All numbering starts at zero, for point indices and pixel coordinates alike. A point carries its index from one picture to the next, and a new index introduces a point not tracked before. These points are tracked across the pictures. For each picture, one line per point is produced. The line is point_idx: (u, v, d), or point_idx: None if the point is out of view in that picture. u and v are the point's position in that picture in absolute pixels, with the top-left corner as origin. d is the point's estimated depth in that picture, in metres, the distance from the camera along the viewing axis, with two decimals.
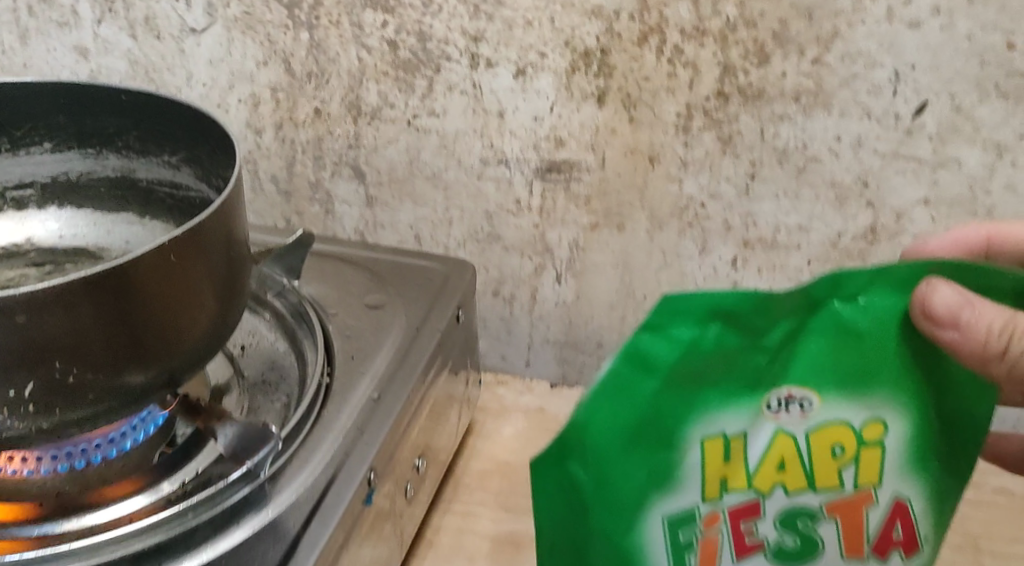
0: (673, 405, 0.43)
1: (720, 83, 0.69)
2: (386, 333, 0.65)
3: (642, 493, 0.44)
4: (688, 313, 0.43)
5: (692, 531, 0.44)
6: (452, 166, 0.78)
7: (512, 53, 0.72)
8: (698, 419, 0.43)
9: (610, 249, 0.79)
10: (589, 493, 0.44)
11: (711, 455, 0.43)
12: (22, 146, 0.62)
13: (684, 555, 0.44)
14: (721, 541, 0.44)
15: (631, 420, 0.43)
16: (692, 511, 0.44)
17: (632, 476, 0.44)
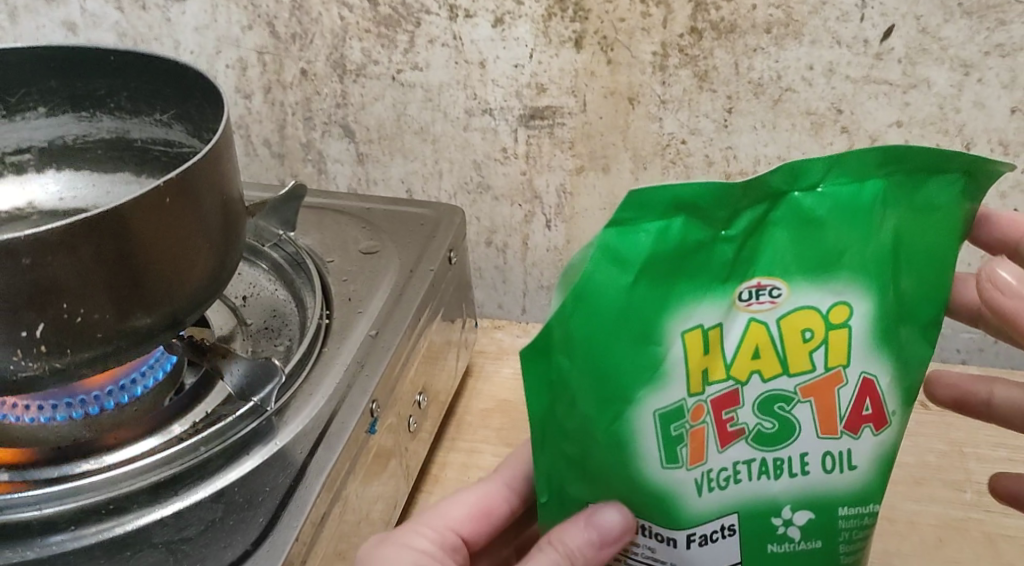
0: (650, 301, 0.44)
1: (693, 19, 0.71)
2: (381, 276, 0.67)
3: (627, 390, 0.45)
4: (655, 208, 0.43)
5: (681, 425, 0.45)
6: (438, 119, 0.80)
7: (490, 3, 0.74)
8: (675, 313, 0.44)
9: (597, 191, 0.80)
10: (576, 392, 0.45)
11: (689, 348, 0.44)
12: (18, 113, 0.64)
13: (674, 448, 0.46)
14: (706, 432, 0.46)
15: (610, 319, 0.44)
16: (678, 404, 0.45)
17: (616, 374, 0.44)
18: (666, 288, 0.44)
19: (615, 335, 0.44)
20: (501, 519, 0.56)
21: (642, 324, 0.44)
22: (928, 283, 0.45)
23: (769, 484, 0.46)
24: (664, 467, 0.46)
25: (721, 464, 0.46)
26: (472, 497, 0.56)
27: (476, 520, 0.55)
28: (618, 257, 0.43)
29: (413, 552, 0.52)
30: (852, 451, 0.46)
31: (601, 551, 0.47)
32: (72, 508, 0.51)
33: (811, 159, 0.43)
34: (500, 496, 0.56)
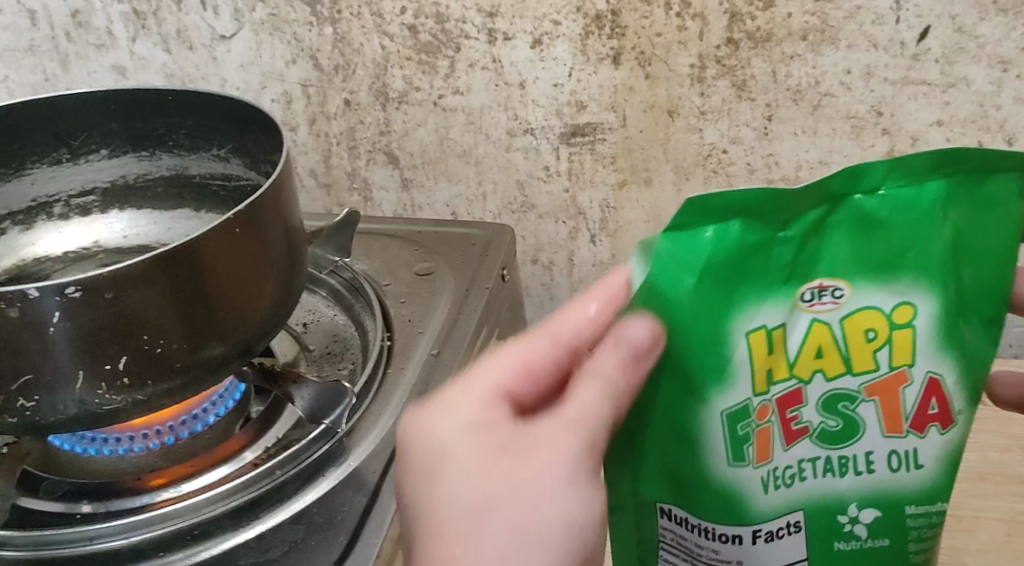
0: (712, 304, 0.45)
1: (729, 30, 0.72)
2: (437, 296, 0.69)
3: (689, 391, 0.46)
4: (715, 214, 0.44)
5: (748, 425, 0.46)
6: (481, 141, 0.81)
7: (527, 25, 0.75)
8: (737, 315, 0.45)
9: (641, 205, 0.82)
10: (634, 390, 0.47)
11: (754, 348, 0.46)
12: (82, 155, 0.67)
13: (740, 447, 0.47)
14: (771, 430, 0.47)
15: (676, 322, 0.45)
16: (744, 403, 0.46)
17: (680, 374, 0.46)
18: (729, 290, 0.45)
19: (676, 337, 0.45)
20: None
21: (703, 327, 0.45)
22: (992, 276, 0.46)
23: (835, 481, 0.47)
24: (730, 465, 0.47)
25: (786, 461, 0.47)
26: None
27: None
28: (679, 260, 0.44)
29: (461, 414, 0.47)
30: (918, 450, 0.47)
31: (635, 368, 0.45)
32: (157, 535, 0.53)
33: (871, 161, 0.44)
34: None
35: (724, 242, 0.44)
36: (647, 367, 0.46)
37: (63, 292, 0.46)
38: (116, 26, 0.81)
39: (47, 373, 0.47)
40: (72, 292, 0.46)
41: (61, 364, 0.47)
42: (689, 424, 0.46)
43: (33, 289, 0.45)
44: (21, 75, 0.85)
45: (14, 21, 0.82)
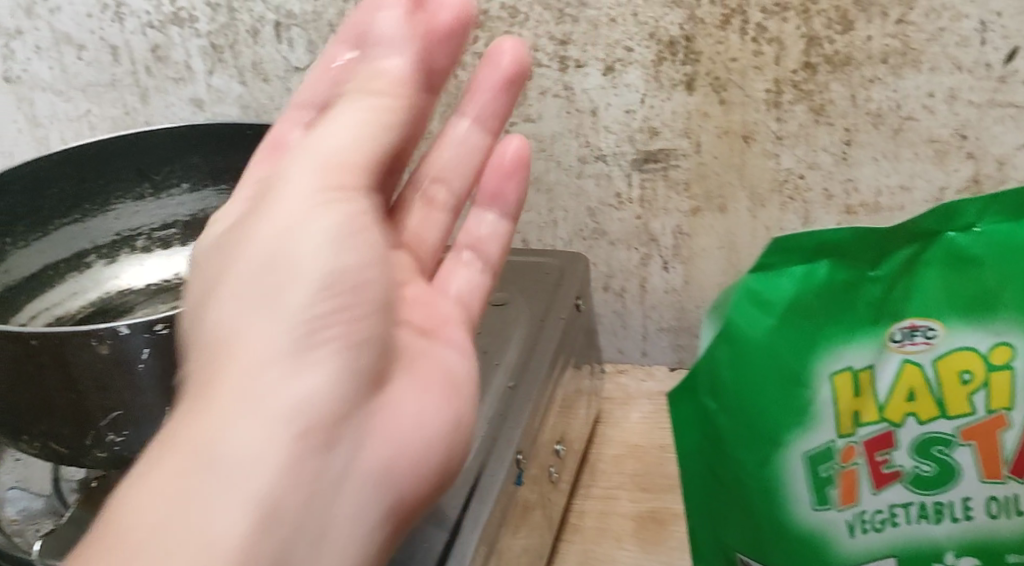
0: (794, 342, 0.54)
1: (807, 54, 0.71)
2: (512, 331, 0.70)
3: (775, 428, 0.55)
4: (802, 256, 0.54)
5: (831, 466, 0.55)
6: (553, 168, 0.81)
7: (600, 52, 0.75)
8: (824, 356, 0.54)
9: (715, 230, 0.80)
10: (723, 430, 0.57)
11: (842, 387, 0.54)
12: (164, 190, 0.70)
13: (824, 487, 0.55)
14: (858, 472, 0.54)
15: (761, 358, 0.55)
16: (827, 444, 0.55)
17: (767, 408, 0.55)
18: (817, 328, 0.54)
19: (763, 371, 0.55)
20: (500, 179, 0.66)
21: (782, 364, 0.55)
22: None
23: (930, 527, 0.54)
24: (815, 506, 0.55)
25: (877, 505, 0.54)
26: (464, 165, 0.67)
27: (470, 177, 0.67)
28: (766, 296, 0.54)
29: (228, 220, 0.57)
30: (1018, 498, 0.53)
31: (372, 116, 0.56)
32: None
33: (963, 204, 0.52)
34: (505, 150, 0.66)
35: (809, 283, 0.54)
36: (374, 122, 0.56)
37: (152, 328, 0.51)
38: (194, 60, 0.82)
39: None
40: (160, 328, 0.51)
41: None
42: (775, 461, 0.56)
43: (125, 327, 0.50)
44: (102, 109, 0.86)
45: (97, 57, 0.83)
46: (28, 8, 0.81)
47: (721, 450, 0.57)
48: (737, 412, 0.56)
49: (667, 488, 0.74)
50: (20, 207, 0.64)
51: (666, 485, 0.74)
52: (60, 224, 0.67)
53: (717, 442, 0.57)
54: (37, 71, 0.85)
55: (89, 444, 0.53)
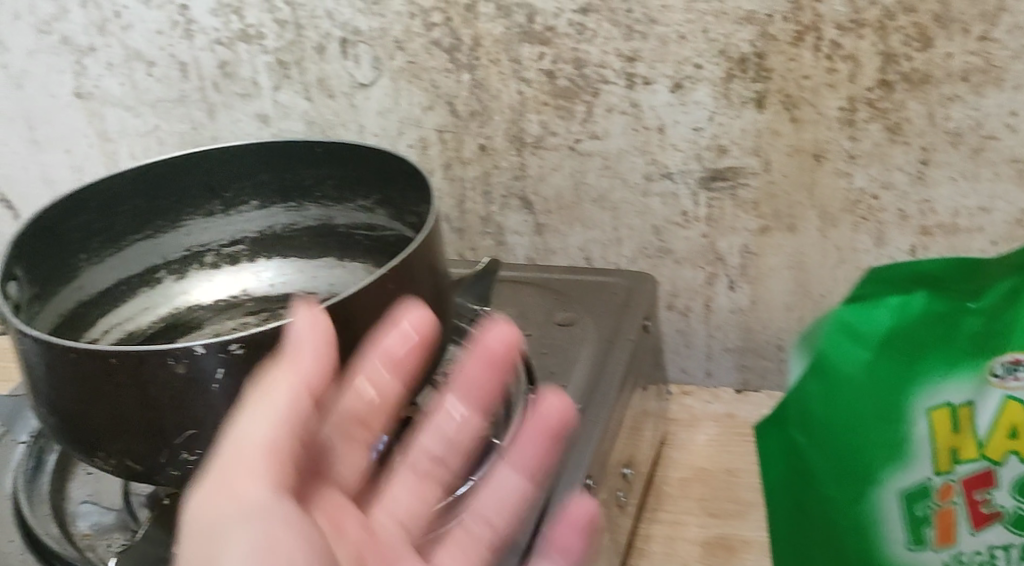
0: (888, 375, 0.54)
1: (883, 72, 0.69)
2: (581, 352, 0.70)
3: (868, 464, 0.55)
4: (896, 287, 0.53)
5: (927, 505, 0.54)
6: (617, 186, 0.80)
7: (668, 69, 0.74)
8: (920, 391, 0.53)
9: (784, 250, 0.79)
10: (814, 465, 0.57)
11: (939, 423, 0.53)
12: (234, 207, 0.71)
13: (921, 526, 0.54)
14: (956, 512, 0.53)
15: (852, 391, 0.55)
16: (924, 482, 0.54)
17: (859, 442, 0.55)
18: (912, 362, 0.54)
19: (856, 406, 0.55)
20: (403, 353, 0.51)
21: (873, 399, 0.55)
22: None
23: None
24: (911, 543, 0.55)
25: (975, 546, 0.53)
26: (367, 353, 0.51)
27: (370, 361, 0.51)
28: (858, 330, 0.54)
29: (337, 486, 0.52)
30: None
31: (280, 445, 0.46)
32: None
33: None
34: (557, 406, 0.55)
35: (902, 315, 0.53)
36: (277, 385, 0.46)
37: (226, 348, 0.48)
38: (260, 76, 0.82)
39: (207, 427, 0.49)
40: (236, 348, 0.48)
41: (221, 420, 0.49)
42: (869, 497, 0.55)
43: (198, 345, 0.47)
44: (171, 124, 0.87)
45: (166, 73, 0.84)
46: (100, 25, 0.82)
47: (812, 484, 0.57)
48: (829, 446, 0.56)
49: (736, 514, 0.72)
50: (94, 227, 0.65)
51: (736, 511, 0.72)
52: (132, 241, 0.68)
53: (808, 477, 0.57)
54: (107, 87, 0.86)
55: (162, 461, 0.50)
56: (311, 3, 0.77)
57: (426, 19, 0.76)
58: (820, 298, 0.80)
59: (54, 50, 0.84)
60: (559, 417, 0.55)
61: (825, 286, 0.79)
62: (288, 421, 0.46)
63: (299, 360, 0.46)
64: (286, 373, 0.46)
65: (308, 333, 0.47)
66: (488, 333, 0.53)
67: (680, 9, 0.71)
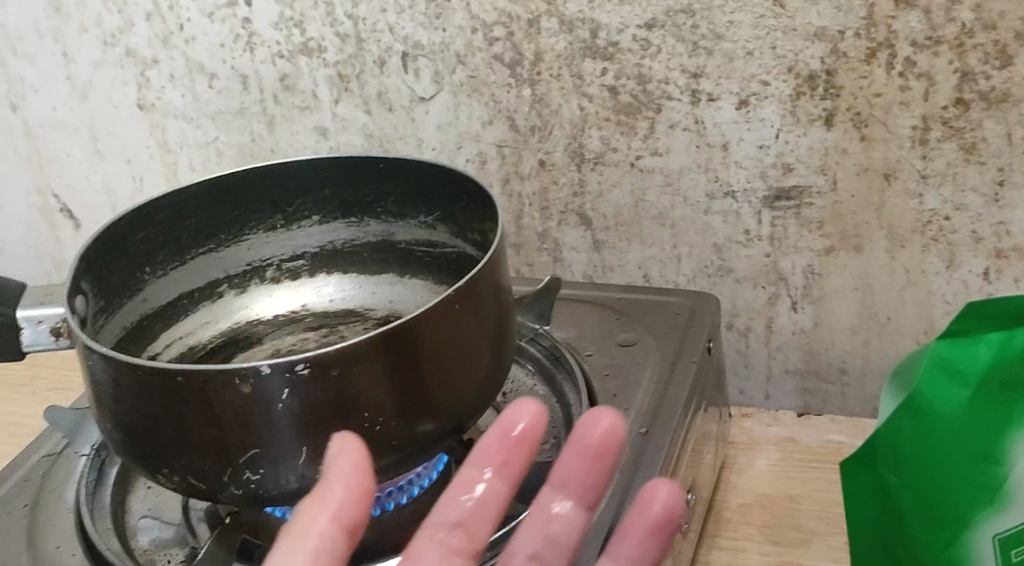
0: (984, 413, 0.54)
1: (959, 90, 0.67)
2: (644, 373, 0.69)
3: (960, 506, 0.54)
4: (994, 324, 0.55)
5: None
6: (678, 204, 0.78)
7: (734, 85, 0.72)
8: (1017, 432, 0.53)
9: (850, 271, 0.76)
10: (908, 506, 0.57)
11: None
12: (295, 222, 0.71)
13: None
14: None
15: (946, 430, 0.55)
16: (1019, 528, 0.52)
17: (953, 484, 0.55)
18: (1009, 400, 0.53)
19: (949, 445, 0.55)
20: (506, 451, 0.53)
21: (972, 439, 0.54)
22: None
23: None
24: None
25: None
26: (453, 491, 0.52)
27: (471, 474, 0.53)
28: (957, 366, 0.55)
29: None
30: None
31: None
32: None
33: None
34: (605, 424, 0.56)
35: (1000, 352, 0.54)
36: (304, 514, 0.46)
37: (292, 368, 0.47)
38: (321, 89, 0.82)
39: (272, 446, 0.49)
40: (301, 368, 0.47)
41: (286, 441, 0.49)
42: (962, 541, 0.54)
43: (265, 365, 0.47)
44: (231, 136, 0.86)
45: (228, 86, 0.84)
46: (164, 37, 0.83)
47: (904, 528, 0.57)
48: (923, 489, 0.56)
49: (799, 543, 0.69)
50: (160, 239, 0.65)
51: (800, 539, 0.70)
52: (197, 254, 0.68)
53: (899, 520, 0.57)
54: (169, 99, 0.86)
55: (224, 480, 0.50)
56: (373, 17, 0.77)
57: (488, 34, 0.75)
58: (886, 320, 0.77)
59: (119, 62, 0.85)
60: (612, 434, 0.56)
61: (891, 308, 0.77)
62: (324, 562, 0.45)
63: (328, 492, 0.46)
64: (316, 505, 0.46)
65: (341, 461, 0.46)
66: (508, 421, 0.54)
67: (748, 25, 0.70)
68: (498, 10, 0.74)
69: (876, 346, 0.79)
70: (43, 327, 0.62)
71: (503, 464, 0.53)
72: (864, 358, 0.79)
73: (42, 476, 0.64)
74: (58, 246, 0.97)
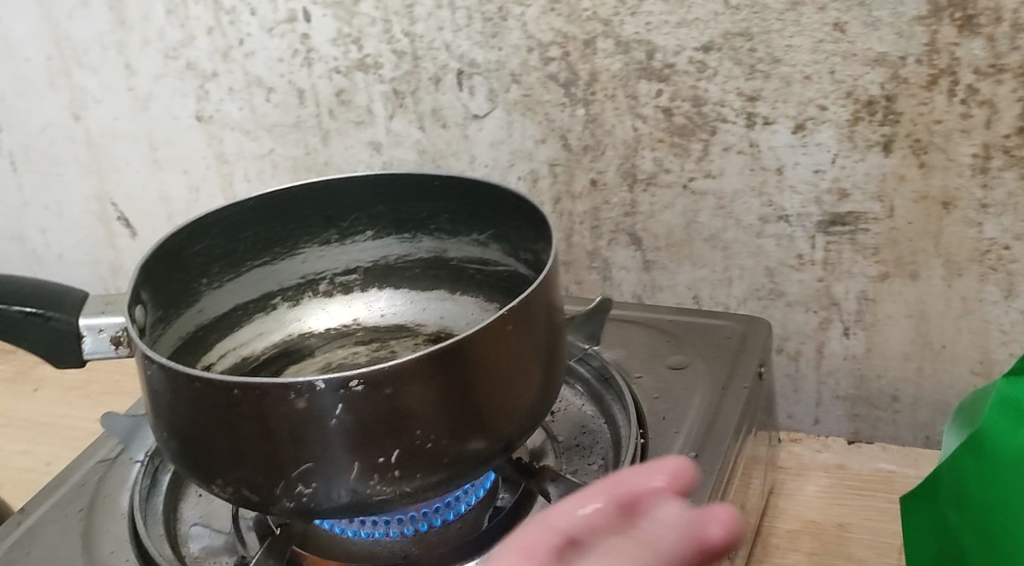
0: None
1: (1022, 118, 0.67)
2: (694, 395, 0.69)
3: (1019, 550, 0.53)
4: None
5: None
6: (731, 226, 0.77)
7: (791, 109, 0.72)
8: None
9: (904, 298, 0.75)
10: (967, 544, 0.56)
11: None
12: (349, 237, 0.71)
13: None
14: None
15: (1005, 471, 0.54)
16: None
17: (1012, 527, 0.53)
18: None
19: (1007, 485, 0.54)
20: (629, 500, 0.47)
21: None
22: None
23: None
24: None
25: None
26: (573, 502, 0.47)
27: (592, 497, 0.47)
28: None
29: None
30: None
31: None
32: None
33: None
34: (722, 520, 0.48)
35: None
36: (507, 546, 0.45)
37: (346, 385, 0.48)
38: (376, 104, 0.82)
39: (324, 461, 0.49)
40: (355, 385, 0.48)
41: (338, 456, 0.49)
42: None
43: (319, 381, 0.47)
44: (285, 149, 0.87)
45: (285, 99, 0.85)
46: (224, 51, 0.84)
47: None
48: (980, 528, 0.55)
49: None
50: (216, 251, 0.65)
51: None
52: (252, 267, 0.69)
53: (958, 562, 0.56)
54: (227, 111, 0.87)
55: (277, 493, 0.50)
56: (430, 35, 0.78)
57: (544, 53, 0.76)
58: (940, 349, 0.76)
59: (179, 74, 0.86)
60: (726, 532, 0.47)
61: (945, 336, 0.76)
62: None
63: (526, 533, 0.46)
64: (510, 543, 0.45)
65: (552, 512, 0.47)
66: (656, 472, 0.49)
67: (807, 49, 0.69)
68: (554, 30, 0.75)
69: (929, 374, 0.78)
70: (104, 336, 0.64)
71: (625, 510, 0.47)
72: (917, 386, 0.78)
73: (98, 479, 0.65)
74: (115, 253, 0.98)
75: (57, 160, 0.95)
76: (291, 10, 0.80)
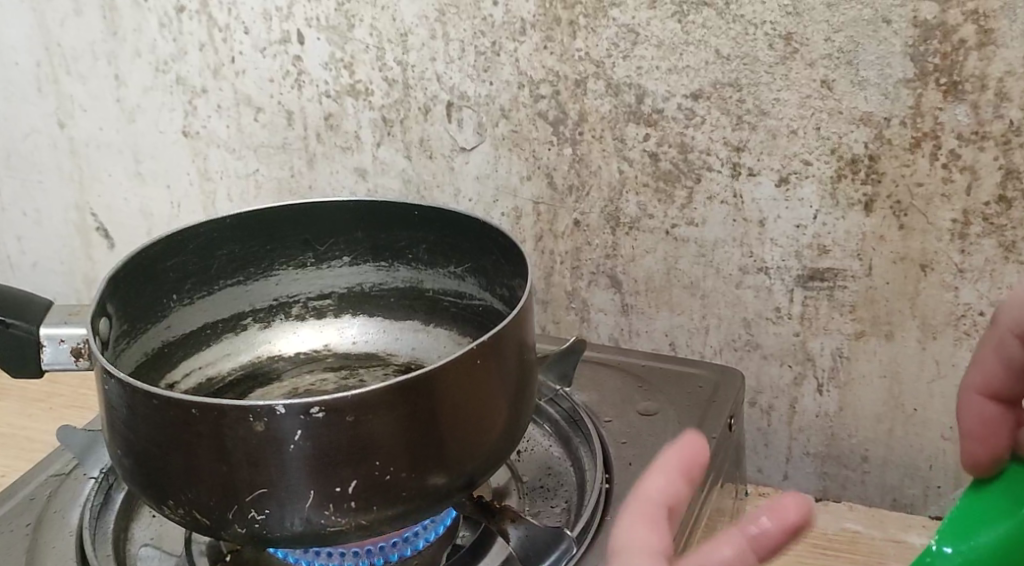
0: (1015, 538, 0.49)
1: (1002, 187, 0.67)
2: (663, 444, 0.68)
3: None
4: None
5: None
6: (710, 275, 0.77)
7: (775, 162, 0.72)
8: None
9: (879, 359, 0.75)
10: None
11: None
12: (325, 261, 0.71)
13: None
14: None
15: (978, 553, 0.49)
16: None
17: None
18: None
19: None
20: (691, 466, 0.46)
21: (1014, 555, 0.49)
22: None
23: None
24: None
25: None
26: (652, 474, 0.45)
27: (666, 469, 0.46)
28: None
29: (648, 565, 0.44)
30: None
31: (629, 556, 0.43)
32: None
33: None
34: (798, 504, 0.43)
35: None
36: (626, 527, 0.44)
37: (307, 412, 0.47)
38: (364, 131, 0.82)
39: (279, 488, 0.48)
40: (316, 412, 0.47)
41: (295, 482, 0.48)
42: None
43: (280, 406, 0.47)
44: (270, 170, 0.87)
45: (272, 120, 0.84)
46: (215, 68, 0.84)
47: None
48: None
49: None
50: (189, 268, 0.65)
51: None
52: (225, 285, 0.69)
53: None
54: (214, 129, 0.87)
55: (229, 518, 0.49)
56: (422, 65, 0.78)
57: (534, 91, 0.76)
58: (911, 412, 0.76)
59: (168, 89, 0.86)
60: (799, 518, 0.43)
61: (918, 399, 0.75)
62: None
63: (632, 507, 0.45)
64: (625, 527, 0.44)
65: (646, 483, 0.45)
66: (702, 440, 0.46)
67: (794, 104, 0.70)
68: (546, 69, 0.75)
69: (899, 437, 0.77)
70: (64, 346, 0.63)
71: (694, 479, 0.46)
72: (886, 447, 0.78)
73: (49, 494, 0.64)
74: (91, 265, 0.98)
75: (39, 167, 0.94)
76: (285, 32, 0.80)
